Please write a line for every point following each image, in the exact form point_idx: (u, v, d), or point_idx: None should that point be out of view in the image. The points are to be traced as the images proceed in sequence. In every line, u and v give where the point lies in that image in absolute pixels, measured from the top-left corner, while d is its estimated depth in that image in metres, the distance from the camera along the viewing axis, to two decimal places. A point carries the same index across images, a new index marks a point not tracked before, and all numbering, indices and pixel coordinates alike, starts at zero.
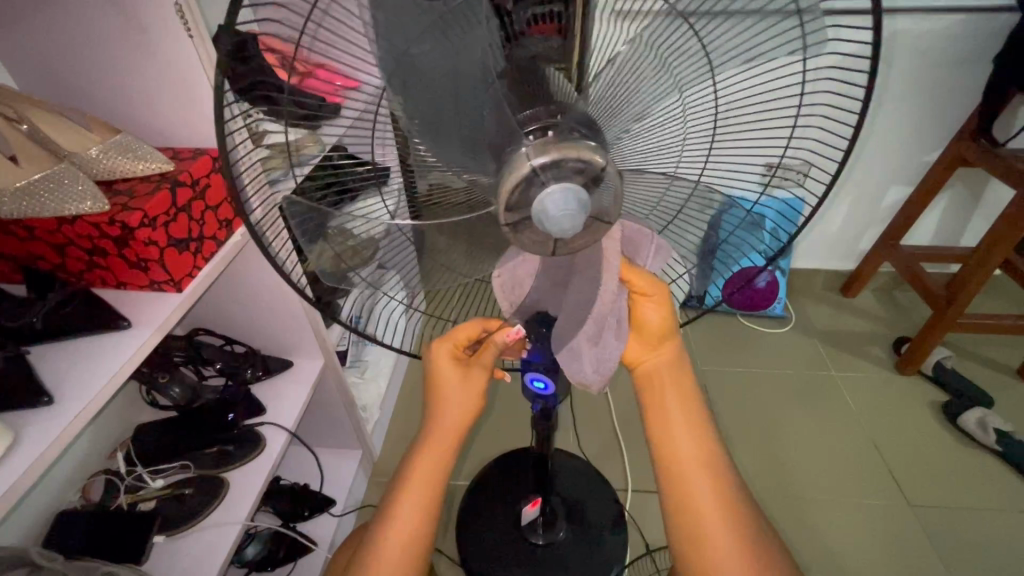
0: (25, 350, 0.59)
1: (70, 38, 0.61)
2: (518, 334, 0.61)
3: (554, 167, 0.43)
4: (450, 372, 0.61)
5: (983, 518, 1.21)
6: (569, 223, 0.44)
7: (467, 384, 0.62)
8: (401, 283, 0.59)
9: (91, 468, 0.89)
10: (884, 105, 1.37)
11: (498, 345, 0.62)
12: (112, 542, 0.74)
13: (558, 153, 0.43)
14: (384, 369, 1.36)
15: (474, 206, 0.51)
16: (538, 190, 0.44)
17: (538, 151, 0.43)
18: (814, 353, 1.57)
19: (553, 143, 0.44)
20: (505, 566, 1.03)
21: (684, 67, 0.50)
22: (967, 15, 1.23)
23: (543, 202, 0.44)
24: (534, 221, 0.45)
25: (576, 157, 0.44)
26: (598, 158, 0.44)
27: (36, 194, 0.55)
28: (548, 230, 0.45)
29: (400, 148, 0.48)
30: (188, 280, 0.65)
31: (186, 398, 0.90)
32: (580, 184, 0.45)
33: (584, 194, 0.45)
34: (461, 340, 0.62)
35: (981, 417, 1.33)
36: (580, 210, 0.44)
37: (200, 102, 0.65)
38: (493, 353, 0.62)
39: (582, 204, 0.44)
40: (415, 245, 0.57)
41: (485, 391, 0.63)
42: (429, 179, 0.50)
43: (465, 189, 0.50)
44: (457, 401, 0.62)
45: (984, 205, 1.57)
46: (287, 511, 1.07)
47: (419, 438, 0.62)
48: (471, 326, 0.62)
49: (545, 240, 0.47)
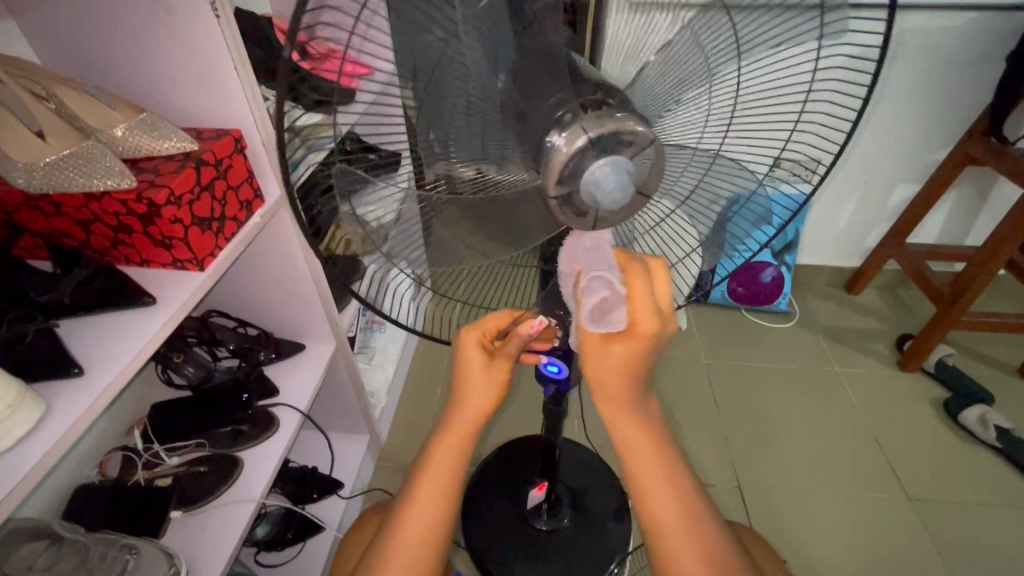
0: (53, 324, 0.60)
1: (95, 18, 0.61)
2: (543, 325, 0.62)
3: (595, 142, 0.44)
4: (477, 356, 0.61)
5: (980, 513, 1.23)
6: (621, 194, 0.45)
7: (491, 372, 0.61)
8: (409, 275, 0.58)
9: (106, 445, 0.91)
10: (894, 103, 1.37)
11: (523, 337, 0.61)
12: (131, 520, 0.77)
13: (611, 127, 0.44)
14: (391, 356, 1.37)
15: (478, 195, 0.52)
16: (580, 165, 0.45)
17: (594, 124, 0.44)
18: (816, 348, 1.58)
19: (606, 117, 0.44)
20: (510, 551, 1.04)
21: (714, 54, 0.51)
22: (980, 13, 1.23)
23: (596, 175, 0.44)
24: (583, 196, 0.46)
25: (630, 130, 0.44)
26: (645, 130, 0.44)
27: (64, 169, 0.56)
28: (598, 203, 0.46)
29: (409, 137, 0.48)
30: (210, 260, 0.66)
31: (200, 376, 0.90)
32: (626, 156, 0.45)
33: (630, 163, 0.45)
34: (490, 329, 0.63)
35: (981, 415, 1.35)
36: (629, 180, 0.45)
37: (223, 82, 0.65)
38: (517, 345, 0.62)
39: (631, 174, 0.45)
40: (424, 239, 0.56)
41: (507, 382, 0.62)
42: (436, 171, 0.50)
43: (471, 179, 0.51)
44: (479, 388, 0.61)
45: (990, 205, 1.57)
46: (296, 493, 1.08)
47: (439, 419, 0.63)
48: (500, 316, 0.64)
49: (584, 212, 0.48)
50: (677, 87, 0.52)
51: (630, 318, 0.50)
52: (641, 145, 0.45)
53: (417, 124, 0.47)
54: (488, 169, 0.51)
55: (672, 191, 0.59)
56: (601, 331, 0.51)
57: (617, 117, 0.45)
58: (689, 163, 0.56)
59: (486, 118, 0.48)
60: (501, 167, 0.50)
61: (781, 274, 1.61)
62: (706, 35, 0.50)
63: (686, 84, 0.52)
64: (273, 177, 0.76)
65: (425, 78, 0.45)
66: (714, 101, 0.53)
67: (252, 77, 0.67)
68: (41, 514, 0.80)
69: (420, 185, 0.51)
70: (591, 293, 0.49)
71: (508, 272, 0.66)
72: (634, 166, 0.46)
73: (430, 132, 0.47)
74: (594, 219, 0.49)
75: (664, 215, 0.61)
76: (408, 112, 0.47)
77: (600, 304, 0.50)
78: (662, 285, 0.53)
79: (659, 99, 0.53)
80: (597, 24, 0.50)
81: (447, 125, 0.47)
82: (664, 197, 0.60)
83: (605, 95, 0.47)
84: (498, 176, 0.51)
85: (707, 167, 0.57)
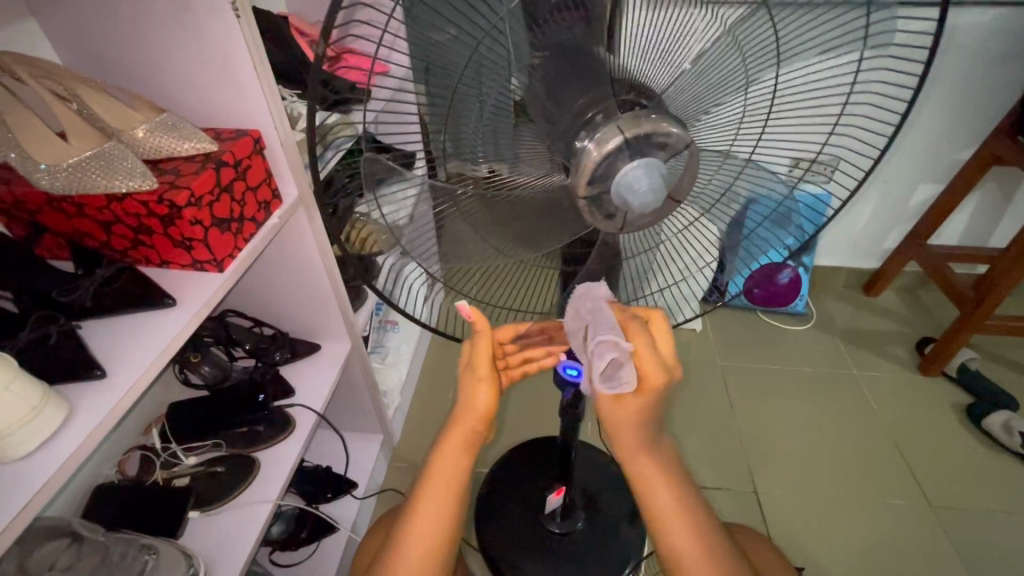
0: (75, 325, 0.60)
1: (116, 19, 0.62)
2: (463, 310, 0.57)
3: (629, 144, 0.43)
4: (463, 371, 0.61)
5: (1005, 521, 1.20)
6: (654, 198, 0.44)
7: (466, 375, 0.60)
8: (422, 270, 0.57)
9: (125, 444, 0.92)
10: (919, 101, 1.34)
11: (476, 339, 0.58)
12: (150, 518, 0.77)
13: (645, 129, 0.43)
14: (405, 356, 1.37)
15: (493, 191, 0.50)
16: (610, 167, 0.44)
17: (627, 125, 0.43)
18: (834, 351, 1.55)
19: (641, 117, 0.44)
20: (524, 553, 1.04)
21: (751, 52, 0.49)
22: (1009, 8, 1.20)
23: (629, 176, 0.44)
24: (616, 199, 0.45)
25: (660, 130, 0.43)
26: (679, 130, 0.44)
27: (87, 171, 0.56)
28: (628, 204, 0.45)
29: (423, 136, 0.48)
30: (229, 260, 0.66)
31: (215, 377, 0.92)
32: (661, 159, 0.45)
33: (664, 167, 0.45)
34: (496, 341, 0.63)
35: (1006, 421, 1.31)
36: (662, 183, 0.44)
37: (244, 83, 0.65)
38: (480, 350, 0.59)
39: (664, 177, 0.44)
40: (437, 229, 0.54)
41: (478, 387, 0.59)
42: (449, 168, 0.49)
43: (484, 177, 0.50)
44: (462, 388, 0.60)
45: (1016, 206, 1.53)
46: (310, 492, 1.08)
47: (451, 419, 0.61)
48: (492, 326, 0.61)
49: (614, 214, 0.47)
50: (713, 91, 0.51)
51: (640, 374, 0.52)
52: (675, 146, 0.44)
53: (432, 124, 0.46)
54: (501, 167, 0.49)
55: (701, 196, 0.58)
56: (612, 389, 0.53)
57: (652, 118, 0.44)
58: (720, 167, 0.55)
59: (502, 118, 0.46)
60: (516, 167, 0.49)
61: (798, 276, 1.58)
62: (745, 35, 0.48)
63: (722, 85, 0.51)
64: (291, 176, 0.75)
65: (443, 75, 0.43)
66: (749, 105, 0.52)
67: (271, 78, 0.67)
68: (63, 511, 0.81)
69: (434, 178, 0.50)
70: (599, 359, 0.51)
71: (523, 273, 0.65)
72: (667, 168, 0.45)
73: (442, 135, 0.46)
74: (623, 221, 0.49)
75: (690, 222, 0.62)
76: (424, 111, 0.46)
77: (607, 367, 0.52)
78: (663, 332, 0.57)
79: (687, 104, 0.51)
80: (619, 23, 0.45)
81: (466, 130, 0.46)
82: (692, 203, 0.59)
83: (637, 95, 0.48)
84: (511, 174, 0.49)
85: (738, 172, 0.56)
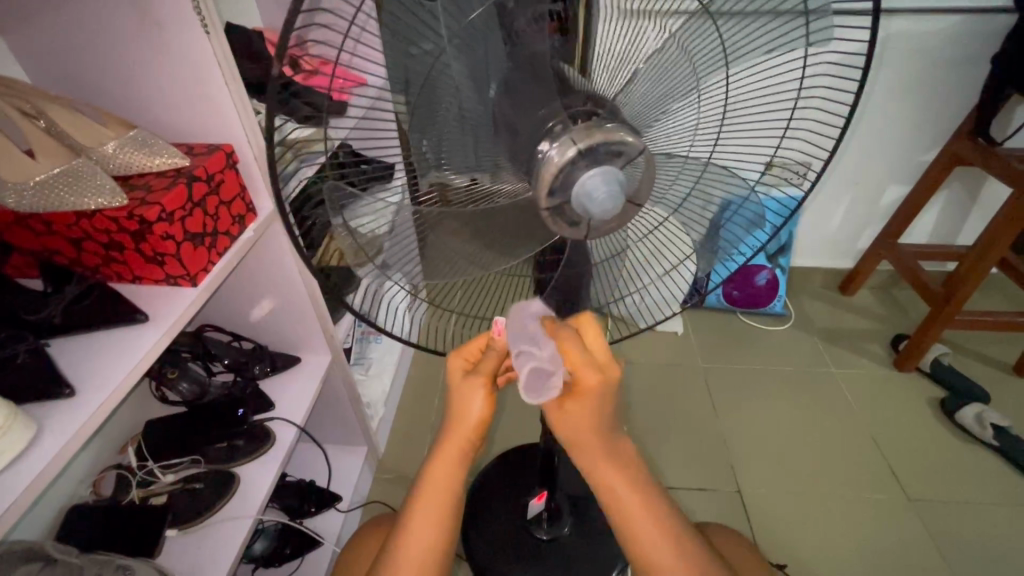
0: (43, 344, 0.59)
1: (83, 37, 0.62)
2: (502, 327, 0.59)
3: (590, 153, 0.44)
4: (459, 380, 0.62)
5: (980, 511, 1.23)
6: (613, 205, 0.45)
7: (468, 391, 0.60)
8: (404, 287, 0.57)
9: (99, 464, 0.90)
10: (885, 105, 1.39)
11: (494, 352, 0.60)
12: (125, 539, 0.76)
13: (603, 138, 0.44)
14: (388, 367, 1.37)
15: (474, 202, 0.52)
16: (568, 176, 0.45)
17: (585, 135, 0.44)
18: (813, 350, 1.58)
19: (596, 127, 0.44)
20: (510, 561, 1.03)
21: (697, 58, 0.51)
22: (965, 15, 1.25)
23: (588, 186, 0.44)
24: (577, 207, 0.46)
25: (621, 140, 0.44)
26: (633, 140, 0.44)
27: (54, 188, 0.57)
28: (589, 212, 0.45)
29: (404, 150, 0.49)
30: (203, 275, 0.66)
31: (194, 393, 0.90)
32: (617, 165, 0.45)
33: (621, 173, 0.46)
34: (472, 353, 0.63)
35: (978, 414, 1.35)
36: (620, 191, 0.45)
37: (215, 98, 0.65)
38: (493, 363, 0.60)
39: (622, 184, 0.45)
40: (419, 249, 0.54)
41: (482, 399, 0.60)
42: (429, 180, 0.51)
43: (466, 186, 0.51)
44: (461, 401, 0.61)
45: (981, 204, 1.59)
46: (292, 506, 1.07)
47: (440, 435, 0.62)
48: (481, 338, 0.63)
49: (578, 222, 0.48)
50: (668, 98, 0.53)
51: (573, 376, 0.55)
52: (634, 153, 0.45)
53: (410, 132, 0.47)
54: (482, 175, 0.50)
55: (664, 199, 0.60)
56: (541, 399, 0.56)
57: (606, 127, 0.45)
58: (682, 171, 0.57)
59: (478, 130, 0.47)
60: (495, 175, 0.50)
61: (774, 277, 1.62)
62: (693, 43, 0.51)
63: (676, 92, 0.53)
64: (265, 189, 0.76)
65: (418, 87, 0.44)
66: (704, 109, 0.54)
67: (243, 91, 0.67)
68: (34, 535, 0.80)
69: (415, 197, 0.52)
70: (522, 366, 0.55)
71: (500, 281, 0.65)
72: (624, 175, 0.46)
73: (423, 141, 0.47)
74: (588, 227, 0.49)
75: (659, 222, 0.63)
76: (402, 117, 0.47)
77: (534, 377, 0.56)
78: (595, 340, 0.58)
79: (638, 102, 0.52)
80: (587, 34, 0.48)
81: (440, 135, 0.47)
82: (656, 206, 0.61)
83: (594, 105, 0.47)
84: (490, 182, 0.51)
85: (698, 175, 0.57)
